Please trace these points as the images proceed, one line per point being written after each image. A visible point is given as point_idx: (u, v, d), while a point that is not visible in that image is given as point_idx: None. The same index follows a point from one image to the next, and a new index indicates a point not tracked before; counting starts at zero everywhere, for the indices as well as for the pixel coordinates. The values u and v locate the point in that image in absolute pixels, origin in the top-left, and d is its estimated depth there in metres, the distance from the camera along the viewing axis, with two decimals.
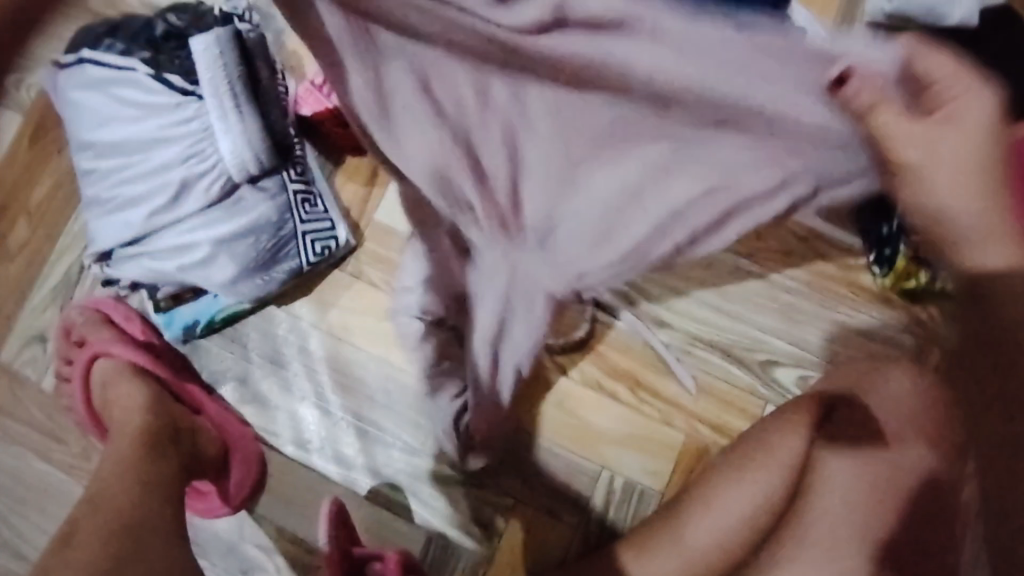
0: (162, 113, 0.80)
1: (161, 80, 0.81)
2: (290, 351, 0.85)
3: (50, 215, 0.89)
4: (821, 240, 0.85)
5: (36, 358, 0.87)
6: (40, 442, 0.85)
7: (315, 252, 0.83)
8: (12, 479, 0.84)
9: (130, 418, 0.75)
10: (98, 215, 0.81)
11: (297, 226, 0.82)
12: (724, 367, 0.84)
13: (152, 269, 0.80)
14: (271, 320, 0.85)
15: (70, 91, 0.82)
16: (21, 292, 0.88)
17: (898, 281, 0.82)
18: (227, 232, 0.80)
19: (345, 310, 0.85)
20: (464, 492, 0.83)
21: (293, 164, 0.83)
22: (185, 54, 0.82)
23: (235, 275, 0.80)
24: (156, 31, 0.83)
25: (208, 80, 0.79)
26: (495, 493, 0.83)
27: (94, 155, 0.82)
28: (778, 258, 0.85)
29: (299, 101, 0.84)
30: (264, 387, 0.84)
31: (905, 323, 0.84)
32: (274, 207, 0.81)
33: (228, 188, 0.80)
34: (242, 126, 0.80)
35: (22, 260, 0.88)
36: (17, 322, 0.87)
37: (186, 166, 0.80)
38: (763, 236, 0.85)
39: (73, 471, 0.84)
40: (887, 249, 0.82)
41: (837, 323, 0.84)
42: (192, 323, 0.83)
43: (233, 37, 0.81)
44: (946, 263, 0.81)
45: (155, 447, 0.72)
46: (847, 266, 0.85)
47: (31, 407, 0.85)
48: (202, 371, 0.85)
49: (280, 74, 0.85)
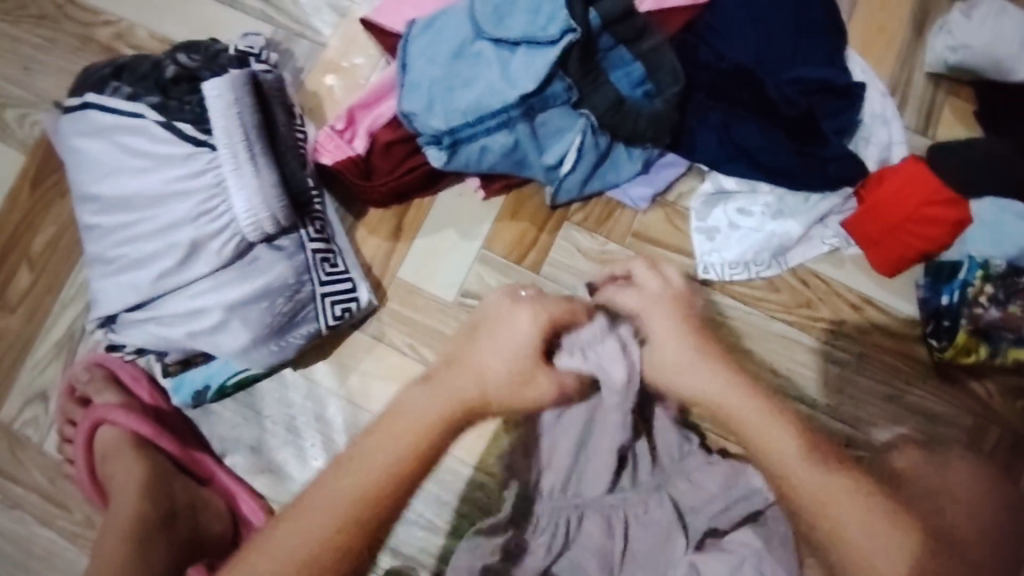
0: (170, 166, 0.74)
1: (170, 128, 0.75)
2: (305, 419, 0.79)
3: (54, 264, 0.83)
4: (874, 308, 0.80)
5: (37, 419, 0.81)
6: (44, 508, 0.80)
7: (334, 315, 0.77)
8: (14, 546, 0.79)
9: (123, 504, 0.70)
10: (102, 275, 0.76)
11: (316, 288, 0.77)
12: None
13: (158, 335, 0.75)
14: (287, 385, 0.80)
15: (72, 139, 0.77)
16: (21, 348, 0.82)
17: (957, 356, 0.76)
18: (240, 296, 0.74)
19: (367, 373, 0.80)
20: None
21: (311, 220, 0.78)
22: (197, 100, 0.76)
23: (248, 342, 0.75)
24: (166, 73, 0.77)
25: (221, 129, 0.73)
26: None
27: (98, 208, 0.76)
28: (829, 328, 0.80)
29: (319, 149, 0.81)
30: (278, 457, 0.79)
31: (959, 399, 0.79)
32: (291, 267, 0.76)
33: (242, 248, 0.75)
34: (257, 179, 0.73)
35: (23, 312, 0.83)
36: (18, 379, 0.82)
37: (196, 225, 0.74)
38: (813, 304, 0.80)
39: (78, 540, 0.79)
40: (946, 321, 0.77)
41: (892, 399, 0.79)
42: (203, 388, 0.78)
43: (249, 83, 0.75)
44: (1007, 337, 0.76)
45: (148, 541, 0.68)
46: (901, 337, 0.80)
47: (34, 470, 0.81)
48: (213, 441, 0.80)
49: (298, 117, 0.80)
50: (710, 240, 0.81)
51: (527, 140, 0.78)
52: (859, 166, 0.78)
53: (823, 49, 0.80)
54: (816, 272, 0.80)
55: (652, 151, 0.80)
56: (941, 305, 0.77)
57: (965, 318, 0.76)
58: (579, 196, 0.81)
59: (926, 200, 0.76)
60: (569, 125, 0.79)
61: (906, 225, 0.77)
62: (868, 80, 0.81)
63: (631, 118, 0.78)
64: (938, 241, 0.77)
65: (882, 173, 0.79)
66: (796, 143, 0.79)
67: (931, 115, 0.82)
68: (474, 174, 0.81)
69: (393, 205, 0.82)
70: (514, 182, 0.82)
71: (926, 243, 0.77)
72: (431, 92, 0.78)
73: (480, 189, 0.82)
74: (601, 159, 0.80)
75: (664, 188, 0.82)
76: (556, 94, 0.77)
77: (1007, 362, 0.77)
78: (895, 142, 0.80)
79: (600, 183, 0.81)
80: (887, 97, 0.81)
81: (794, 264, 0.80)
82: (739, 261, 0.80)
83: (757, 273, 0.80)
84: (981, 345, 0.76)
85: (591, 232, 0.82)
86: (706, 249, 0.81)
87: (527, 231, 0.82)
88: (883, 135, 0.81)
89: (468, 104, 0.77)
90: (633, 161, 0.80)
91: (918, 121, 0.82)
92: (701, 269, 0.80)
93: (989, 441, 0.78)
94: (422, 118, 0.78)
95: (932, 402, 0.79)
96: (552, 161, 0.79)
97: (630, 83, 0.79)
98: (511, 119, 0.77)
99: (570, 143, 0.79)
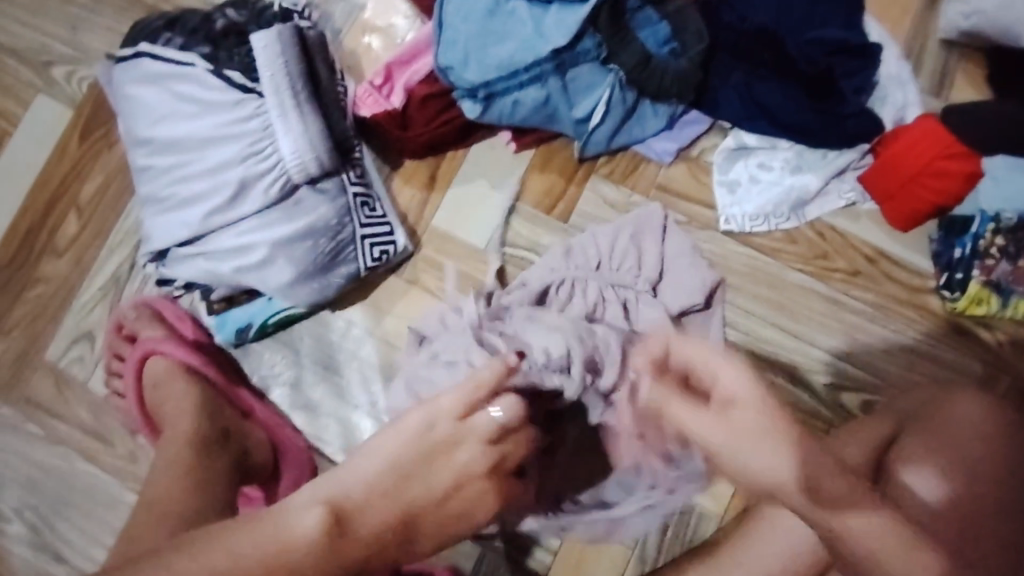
0: (221, 111, 0.78)
1: (220, 76, 0.78)
2: (343, 357, 0.83)
3: (100, 212, 0.87)
4: (889, 261, 0.83)
5: (83, 358, 0.85)
6: (87, 443, 0.83)
7: (373, 257, 0.81)
8: (58, 481, 0.82)
9: (177, 422, 0.75)
10: (153, 214, 0.80)
11: (356, 229, 0.80)
12: (785, 388, 0.82)
13: (207, 270, 0.78)
14: (326, 325, 0.84)
15: (126, 87, 0.80)
16: (69, 290, 0.86)
17: (968, 307, 0.80)
18: (286, 234, 0.78)
19: (400, 316, 0.84)
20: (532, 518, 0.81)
21: (352, 165, 0.82)
22: (245, 51, 0.80)
23: (292, 279, 0.79)
24: (216, 26, 0.81)
25: (268, 78, 0.77)
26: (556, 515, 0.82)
27: (152, 151, 0.80)
28: (845, 279, 0.83)
29: (358, 102, 0.84)
30: (315, 394, 0.83)
31: (971, 348, 0.81)
32: (334, 209, 0.79)
33: (287, 189, 0.79)
34: (303, 126, 0.77)
35: (71, 256, 0.86)
36: (65, 320, 0.85)
37: (245, 165, 0.78)
38: (830, 256, 0.84)
39: (118, 473, 0.82)
40: (958, 272, 0.80)
41: (906, 346, 0.82)
42: (245, 325, 0.82)
43: (296, 36, 0.79)
44: (1018, 290, 0.79)
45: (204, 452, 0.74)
46: (916, 290, 0.83)
47: (78, 407, 0.84)
48: (251, 375, 0.84)
49: (338, 73, 0.84)
50: (731, 193, 0.85)
51: (558, 95, 0.82)
52: (874, 123, 0.81)
53: (841, 12, 0.83)
54: (833, 225, 0.84)
55: (676, 107, 0.84)
56: (954, 257, 0.81)
57: (977, 269, 0.80)
58: (607, 150, 0.85)
59: (939, 155, 0.79)
60: (598, 80, 0.82)
61: (920, 178, 0.80)
62: (883, 44, 0.85)
63: (657, 76, 0.81)
64: (953, 195, 0.80)
65: (898, 131, 0.82)
66: (813, 101, 0.82)
67: (943, 79, 0.85)
68: (506, 127, 0.84)
69: (427, 156, 0.86)
70: (544, 137, 0.85)
71: (941, 197, 0.80)
72: (467, 48, 0.81)
73: (512, 142, 0.86)
74: (628, 113, 0.83)
75: (688, 144, 0.86)
76: (586, 50, 0.81)
77: (1018, 313, 0.80)
78: (910, 102, 0.84)
79: (627, 138, 0.84)
80: (902, 60, 0.85)
81: (812, 218, 0.84)
82: (759, 214, 0.84)
83: (776, 225, 0.84)
84: (992, 297, 0.79)
85: (617, 185, 0.86)
86: (727, 201, 0.84)
87: (555, 183, 0.86)
88: (898, 95, 0.84)
89: (502, 59, 0.81)
90: (658, 116, 0.84)
91: (931, 84, 0.85)
92: (722, 220, 0.84)
93: (999, 386, 0.81)
94: (458, 71, 0.81)
95: (946, 351, 0.82)
96: (581, 115, 0.82)
97: (657, 42, 0.82)
98: (543, 73, 0.81)
99: (599, 98, 0.82)
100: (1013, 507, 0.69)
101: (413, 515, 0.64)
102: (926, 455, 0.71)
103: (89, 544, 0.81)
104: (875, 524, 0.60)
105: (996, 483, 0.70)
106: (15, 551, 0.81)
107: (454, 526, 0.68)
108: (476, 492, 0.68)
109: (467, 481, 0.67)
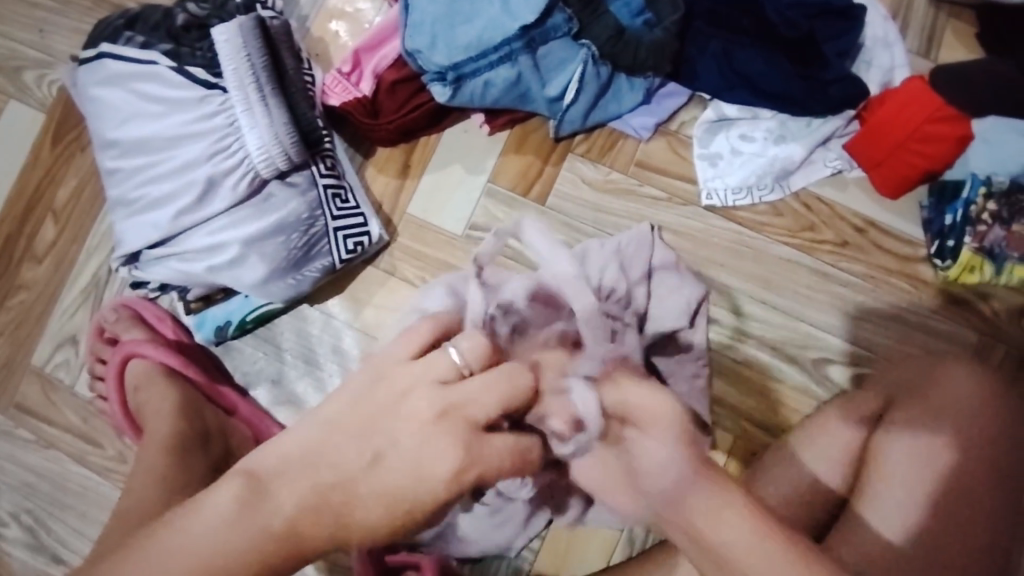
0: (185, 109, 0.77)
1: (183, 73, 0.77)
2: (323, 350, 0.83)
3: (76, 216, 0.86)
4: (877, 230, 0.80)
5: (68, 362, 0.85)
6: (77, 445, 0.84)
7: (347, 249, 0.79)
8: (51, 483, 0.83)
9: (159, 423, 0.75)
10: (124, 216, 0.79)
11: (328, 223, 0.79)
12: (773, 365, 0.80)
13: (180, 270, 0.78)
14: (305, 319, 0.83)
15: (89, 87, 0.79)
16: (51, 295, 0.86)
17: (961, 275, 0.77)
18: (257, 231, 0.77)
19: (380, 307, 0.83)
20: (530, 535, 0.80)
21: (322, 157, 0.80)
22: (207, 45, 0.78)
23: (265, 275, 0.78)
24: (177, 21, 0.79)
25: (231, 72, 0.75)
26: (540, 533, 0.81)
27: (118, 153, 0.78)
28: (833, 250, 0.81)
29: (327, 91, 0.82)
30: (298, 388, 0.82)
31: (965, 317, 0.79)
32: (305, 203, 0.78)
33: (256, 184, 0.77)
34: (267, 119, 0.76)
35: (51, 262, 0.86)
36: (48, 325, 0.85)
37: (212, 163, 0.76)
38: (817, 227, 0.81)
39: (109, 474, 0.83)
40: (949, 240, 0.77)
41: (898, 318, 0.79)
42: (224, 324, 0.81)
43: (257, 26, 0.77)
44: (1012, 256, 0.76)
45: (185, 453, 0.73)
46: (905, 259, 0.80)
47: (67, 411, 0.84)
48: (235, 373, 0.83)
49: (305, 62, 0.81)
50: (713, 166, 0.82)
51: (530, 73, 0.79)
52: (859, 88, 0.78)
53: None
54: (819, 196, 0.81)
55: (653, 80, 0.81)
56: (945, 224, 0.78)
57: (968, 236, 0.76)
58: (582, 128, 0.82)
59: (928, 118, 0.76)
60: (570, 56, 0.79)
61: (909, 144, 0.77)
62: (868, 5, 0.81)
63: (631, 49, 0.79)
64: (943, 159, 0.77)
65: (884, 95, 0.79)
66: (796, 67, 0.79)
67: (932, 39, 0.81)
68: (478, 110, 0.82)
69: (400, 143, 0.84)
70: (518, 117, 0.83)
71: (931, 162, 0.77)
72: (434, 30, 0.79)
73: (485, 125, 0.83)
74: (603, 89, 0.80)
75: (667, 118, 0.83)
76: (557, 26, 0.78)
77: (1012, 279, 0.77)
78: (897, 65, 0.81)
79: (602, 115, 0.82)
80: (889, 21, 0.81)
81: (797, 189, 0.81)
82: (742, 186, 0.82)
83: (759, 198, 0.81)
84: (985, 264, 0.76)
85: (594, 163, 0.83)
86: (708, 175, 0.82)
87: (532, 163, 0.84)
88: (884, 59, 0.81)
89: (471, 40, 0.78)
90: (635, 91, 0.81)
91: (919, 44, 0.81)
92: (704, 195, 0.82)
93: (996, 356, 0.78)
94: (426, 55, 0.79)
95: (938, 319, 0.79)
96: (555, 93, 0.80)
97: (630, 12, 0.80)
98: (513, 52, 0.78)
99: (572, 74, 0.79)
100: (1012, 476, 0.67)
101: (346, 490, 0.49)
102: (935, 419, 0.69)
103: (84, 545, 0.82)
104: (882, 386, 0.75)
105: (992, 469, 0.67)
106: (13, 553, 0.83)
107: (410, 493, 0.49)
108: (410, 437, 0.49)
109: (395, 430, 0.49)
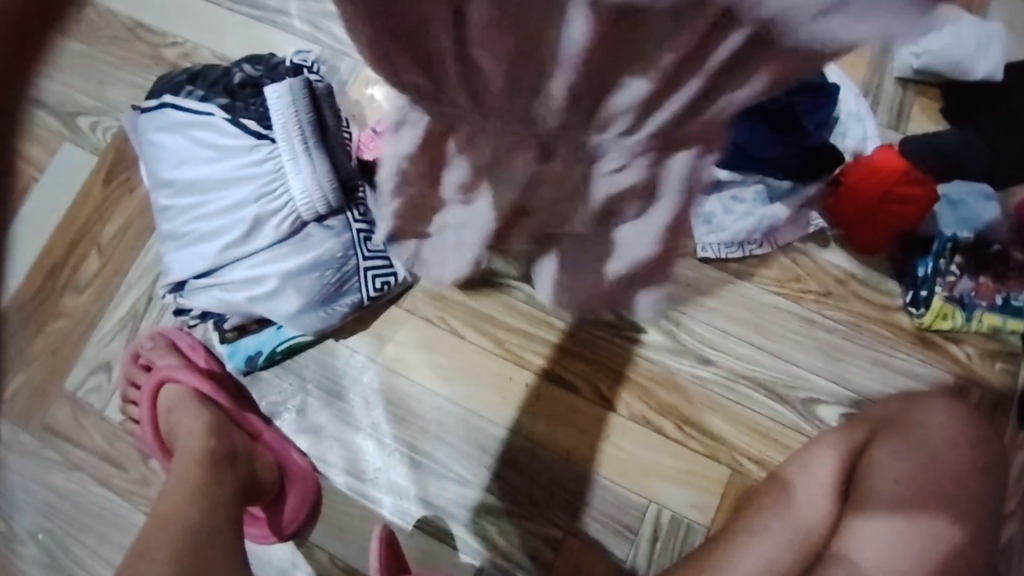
0: (235, 155, 0.86)
1: (236, 124, 0.86)
2: (347, 384, 0.88)
3: (120, 250, 0.93)
4: (857, 282, 0.88)
5: (100, 387, 0.89)
6: (101, 468, 0.87)
7: (375, 287, 0.86)
8: (72, 504, 0.86)
9: (190, 441, 0.78)
10: (174, 248, 0.88)
11: (360, 262, 0.86)
12: (766, 404, 0.86)
13: (221, 299, 0.85)
14: (331, 352, 0.89)
15: (151, 133, 0.88)
16: (89, 323, 0.91)
17: (935, 321, 0.85)
18: (294, 265, 0.84)
19: (401, 343, 0.89)
20: (523, 549, 0.84)
21: (356, 205, 0.88)
22: (259, 101, 0.88)
23: (300, 306, 0.85)
24: (234, 80, 0.90)
25: (279, 125, 0.84)
26: (539, 562, 0.83)
27: (172, 192, 0.88)
28: (817, 299, 0.88)
29: (361, 147, 0.89)
30: (320, 419, 0.88)
31: (944, 363, 0.86)
32: (339, 244, 0.86)
33: (296, 225, 0.85)
34: (311, 168, 0.84)
35: (93, 291, 0.92)
36: (83, 352, 0.90)
37: (258, 205, 0.85)
38: (803, 279, 0.89)
39: (130, 497, 0.86)
40: (923, 290, 0.85)
41: (880, 363, 0.86)
42: (255, 353, 0.88)
43: (305, 87, 0.86)
44: (981, 304, 0.85)
45: (213, 468, 0.75)
46: (885, 308, 0.88)
47: (94, 434, 0.88)
48: (261, 402, 0.89)
49: (344, 121, 0.90)
50: (707, 224, 0.87)
51: None
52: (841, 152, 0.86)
53: None
54: (804, 252, 0.90)
55: None
56: (917, 277, 0.85)
57: (939, 286, 0.85)
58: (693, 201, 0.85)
59: (898, 181, 0.82)
60: None
61: (884, 204, 0.83)
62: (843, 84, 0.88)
63: None
64: (913, 217, 0.83)
65: (856, 161, 0.85)
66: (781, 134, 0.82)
67: (901, 111, 0.91)
68: None
69: None
70: None
71: (903, 220, 0.83)
72: None
73: None
74: None
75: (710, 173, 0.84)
76: None
77: (982, 326, 0.85)
78: (869, 136, 0.87)
79: None
80: (860, 98, 0.89)
81: (784, 243, 0.89)
82: (734, 240, 0.88)
83: (750, 251, 0.88)
84: (956, 311, 0.85)
85: None
86: (704, 232, 0.87)
87: None
88: (857, 131, 0.88)
89: None
90: None
91: (890, 117, 0.91)
92: (699, 249, 0.88)
93: (972, 397, 0.85)
94: None
95: (917, 364, 0.86)
96: None
97: None
98: None
99: None
100: (974, 503, 0.70)
101: None
102: (894, 454, 0.74)
103: (100, 566, 0.84)
104: (894, 452, 0.74)
105: (972, 476, 0.71)
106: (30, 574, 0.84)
107: None
108: None
109: None
